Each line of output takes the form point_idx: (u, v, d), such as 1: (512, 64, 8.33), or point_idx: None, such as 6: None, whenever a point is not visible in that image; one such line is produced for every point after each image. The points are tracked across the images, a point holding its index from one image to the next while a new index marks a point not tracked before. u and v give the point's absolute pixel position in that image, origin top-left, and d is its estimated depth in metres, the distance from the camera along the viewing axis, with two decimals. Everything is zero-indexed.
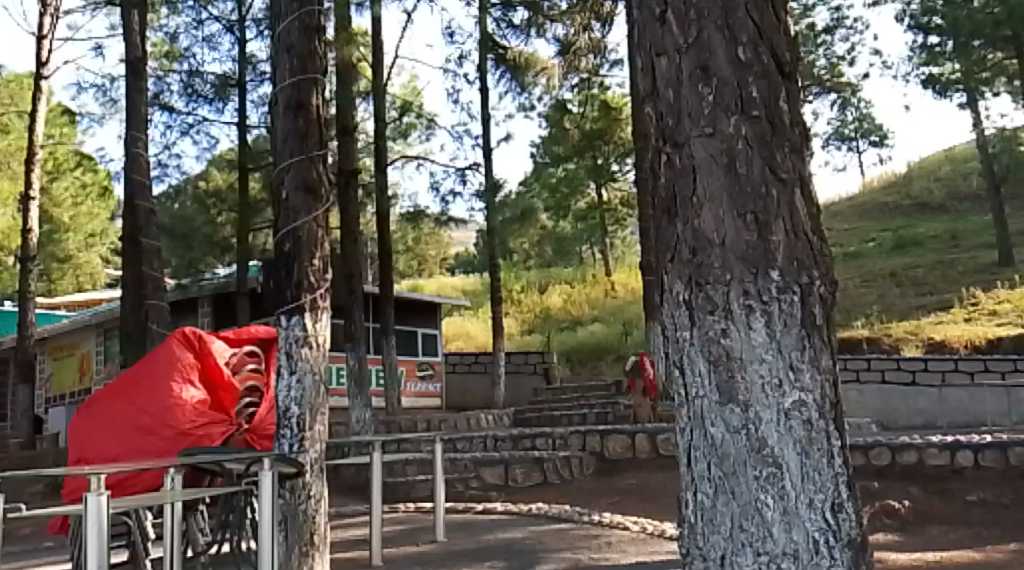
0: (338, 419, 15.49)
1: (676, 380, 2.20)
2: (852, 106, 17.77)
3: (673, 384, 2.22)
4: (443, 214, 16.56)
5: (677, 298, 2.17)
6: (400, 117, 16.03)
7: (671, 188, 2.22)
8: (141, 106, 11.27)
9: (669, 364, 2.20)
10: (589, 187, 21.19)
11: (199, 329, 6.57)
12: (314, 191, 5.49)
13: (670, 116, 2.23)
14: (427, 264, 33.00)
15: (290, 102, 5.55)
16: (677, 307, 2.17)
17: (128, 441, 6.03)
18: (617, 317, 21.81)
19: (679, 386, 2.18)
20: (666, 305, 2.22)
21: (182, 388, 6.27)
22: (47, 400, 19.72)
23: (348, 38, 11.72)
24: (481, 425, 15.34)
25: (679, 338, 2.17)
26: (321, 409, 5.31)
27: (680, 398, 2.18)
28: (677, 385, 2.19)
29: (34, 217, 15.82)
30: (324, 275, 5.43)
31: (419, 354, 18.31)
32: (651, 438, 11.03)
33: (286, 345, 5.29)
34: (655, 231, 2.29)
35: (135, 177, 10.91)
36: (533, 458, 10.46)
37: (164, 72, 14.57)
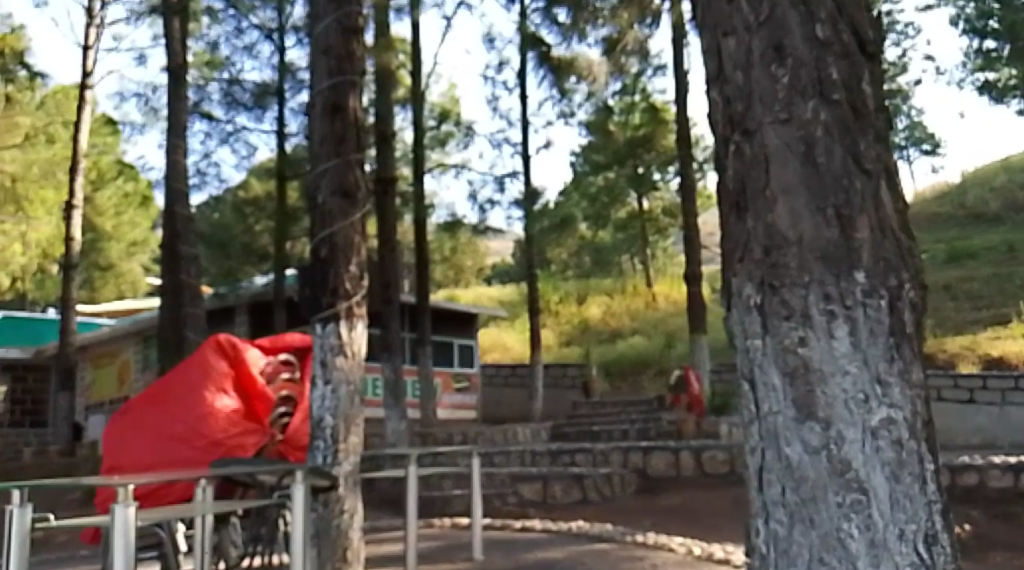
0: (374, 430, 15.37)
1: (744, 392, 1.99)
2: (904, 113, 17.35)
3: (740, 396, 2.02)
4: (481, 223, 16.43)
5: (747, 302, 1.96)
6: (439, 125, 15.97)
7: (740, 180, 2.00)
8: (182, 113, 11.28)
9: (739, 377, 1.99)
10: (630, 196, 21.02)
11: (234, 336, 6.43)
12: (351, 195, 5.35)
13: (738, 101, 2.01)
14: (464, 275, 32.97)
15: (327, 105, 5.43)
16: (747, 312, 1.96)
17: (159, 450, 5.96)
18: (658, 329, 21.56)
19: (749, 401, 1.97)
20: (734, 309, 2.01)
21: (216, 397, 6.16)
22: (86, 407, 19.84)
23: (387, 43, 11.67)
24: (518, 439, 15.16)
25: (749, 347, 1.96)
26: (355, 419, 5.14)
27: (751, 412, 1.96)
28: (747, 398, 1.98)
29: (77, 226, 15.92)
30: (359, 281, 5.28)
31: (455, 365, 18.15)
32: (696, 455, 10.92)
33: (321, 354, 5.16)
34: (720, 229, 2.08)
35: (175, 185, 10.91)
36: (572, 475, 10.29)
37: (205, 81, 14.62)
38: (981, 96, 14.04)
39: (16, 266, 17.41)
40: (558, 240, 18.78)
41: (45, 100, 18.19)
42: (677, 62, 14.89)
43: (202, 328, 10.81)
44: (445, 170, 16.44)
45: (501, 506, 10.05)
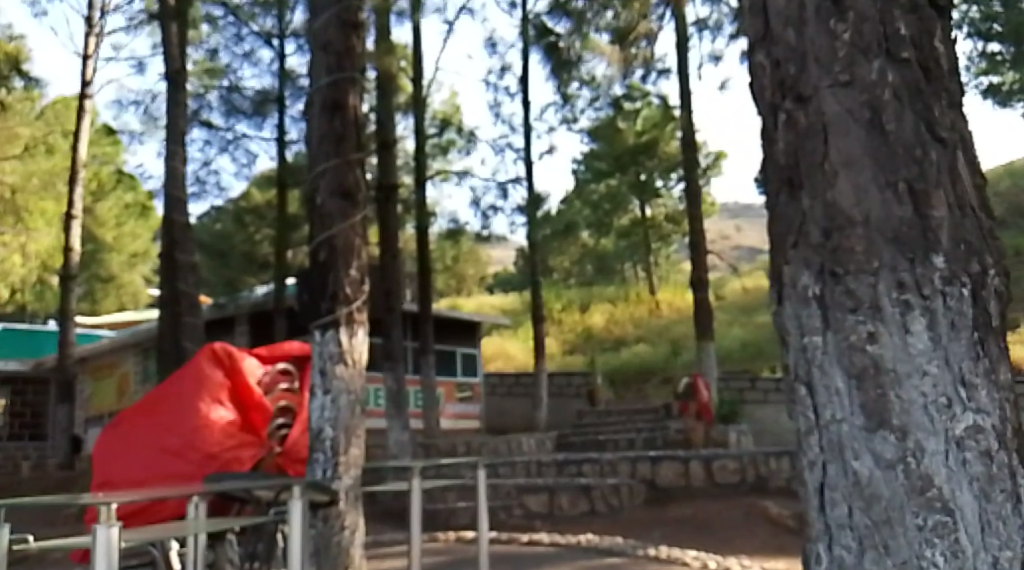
0: (376, 441, 15.10)
1: (797, 399, 1.73)
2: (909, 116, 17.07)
3: (792, 403, 1.76)
4: (484, 231, 16.18)
5: (805, 294, 1.69)
6: (441, 133, 15.73)
7: (794, 153, 1.74)
8: (181, 121, 11.04)
9: (796, 380, 1.72)
10: (633, 204, 20.79)
11: (230, 344, 6.19)
12: (350, 196, 5.14)
13: (790, 66, 1.76)
14: (466, 284, 32.71)
15: (326, 103, 5.24)
16: (805, 304, 1.69)
17: (154, 465, 5.70)
18: (662, 336, 21.32)
19: (807, 407, 1.70)
20: (785, 302, 1.75)
21: (211, 408, 5.90)
22: (85, 420, 19.56)
23: (388, 47, 11.39)
24: (523, 449, 14.90)
25: (808, 345, 1.69)
26: (356, 431, 4.89)
27: (809, 419, 1.69)
28: (804, 403, 1.71)
29: (77, 237, 15.70)
30: (360, 285, 5.06)
31: (458, 375, 17.89)
32: (705, 465, 10.73)
33: (320, 362, 4.94)
34: (766, 211, 1.83)
35: (172, 192, 10.67)
36: (579, 485, 9.99)
37: (205, 89, 14.38)
38: (990, 98, 13.75)
39: (14, 278, 17.16)
40: (560, 248, 18.53)
41: (44, 110, 17.99)
42: (682, 66, 14.64)
43: (200, 338, 10.51)
44: (446, 178, 16.18)
45: (508, 518, 9.82)
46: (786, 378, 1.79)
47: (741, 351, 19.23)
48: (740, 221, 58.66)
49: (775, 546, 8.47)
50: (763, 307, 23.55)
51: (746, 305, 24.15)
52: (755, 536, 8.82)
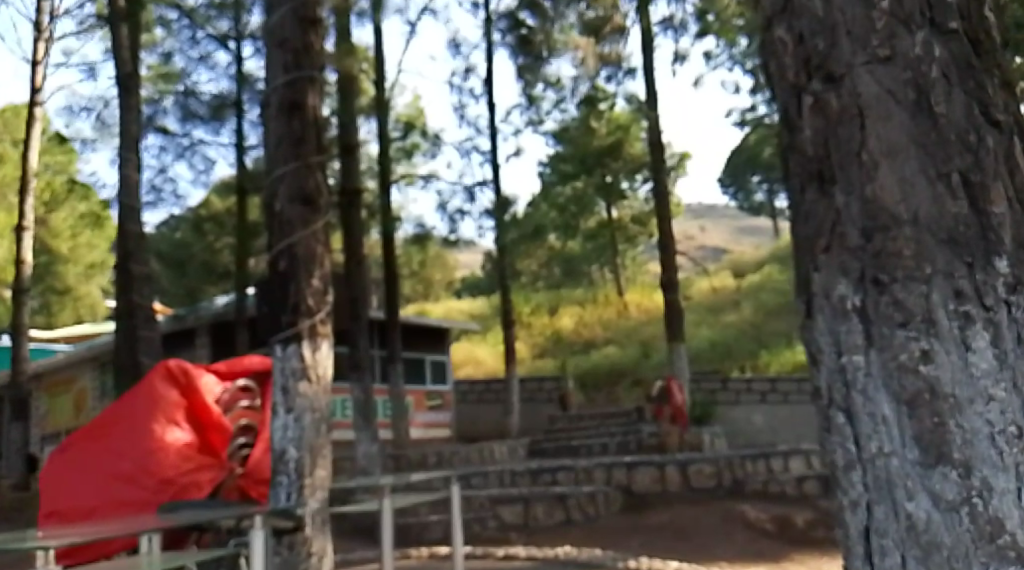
0: (344, 453, 14.77)
1: (828, 419, 1.63)
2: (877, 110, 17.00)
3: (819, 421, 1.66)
4: (451, 235, 15.91)
5: (845, 306, 1.58)
6: (405, 137, 15.44)
7: (821, 139, 1.62)
8: (135, 129, 10.66)
9: (832, 409, 1.60)
10: (600, 206, 20.64)
11: (185, 361, 5.91)
12: (311, 201, 5.17)
13: (817, 49, 1.64)
14: (433, 289, 32.39)
15: (285, 103, 5.23)
16: (844, 317, 1.58)
17: (104, 492, 5.45)
18: (631, 338, 21.19)
19: (846, 437, 1.59)
20: (817, 314, 1.64)
21: (167, 431, 5.64)
22: (43, 438, 18.97)
23: (349, 48, 11.07)
24: (495, 456, 14.65)
25: (849, 365, 1.58)
26: (322, 451, 4.98)
27: (849, 453, 1.57)
28: (843, 433, 1.59)
29: (29, 249, 15.17)
30: (323, 296, 5.13)
31: (427, 383, 17.59)
32: (682, 470, 10.61)
33: (283, 379, 4.99)
34: (788, 207, 1.73)
35: (126, 201, 10.26)
36: (553, 495, 9.73)
37: (160, 95, 13.95)
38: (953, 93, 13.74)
39: None
40: (527, 251, 18.33)
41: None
42: (647, 65, 14.49)
43: (157, 352, 10.09)
44: (411, 182, 15.91)
45: (481, 531, 9.42)
46: (814, 397, 1.68)
47: (711, 351, 19.13)
48: (703, 222, 58.76)
49: (755, 551, 8.29)
50: (731, 306, 23.49)
51: (714, 305, 24.09)
52: (734, 541, 8.63)
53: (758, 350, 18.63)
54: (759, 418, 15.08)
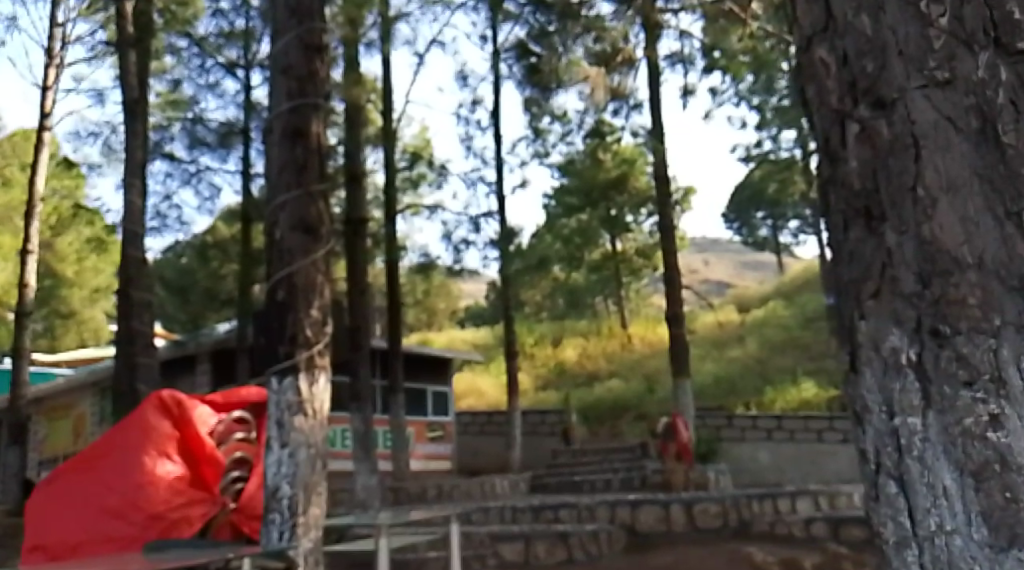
0: (342, 484, 14.52)
1: (877, 467, 1.71)
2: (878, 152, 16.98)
3: (867, 474, 1.74)
4: (455, 265, 15.78)
5: (901, 362, 1.65)
6: (410, 167, 15.36)
7: (869, 171, 1.72)
8: (139, 154, 10.55)
9: (886, 475, 1.68)
10: (605, 239, 20.52)
11: (179, 393, 5.77)
12: (313, 229, 5.04)
13: (865, 79, 1.75)
14: (437, 318, 32.22)
15: (287, 130, 5.11)
16: (897, 372, 1.66)
17: (92, 527, 5.24)
18: (635, 371, 20.97)
19: (897, 503, 1.66)
20: (864, 367, 1.73)
21: (158, 463, 5.46)
22: (40, 463, 18.72)
23: (356, 78, 10.99)
24: (496, 491, 14.43)
25: (907, 426, 1.64)
26: (316, 489, 4.82)
27: (903, 527, 1.64)
28: (894, 504, 1.66)
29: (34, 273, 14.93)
30: (322, 327, 4.97)
31: (429, 414, 17.37)
32: (687, 508, 10.37)
33: (278, 412, 4.81)
34: (833, 238, 1.83)
35: (128, 227, 10.12)
36: (556, 532, 9.43)
37: (169, 121, 13.87)
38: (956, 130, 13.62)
39: None
40: (531, 282, 18.19)
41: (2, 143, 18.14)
42: (655, 98, 14.40)
43: (154, 379, 9.90)
44: (416, 212, 15.83)
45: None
46: (859, 452, 1.76)
47: (715, 386, 18.91)
48: (707, 256, 58.59)
49: None
50: (735, 341, 23.29)
51: (719, 340, 23.87)
52: None
53: (763, 386, 18.41)
54: (765, 456, 14.81)
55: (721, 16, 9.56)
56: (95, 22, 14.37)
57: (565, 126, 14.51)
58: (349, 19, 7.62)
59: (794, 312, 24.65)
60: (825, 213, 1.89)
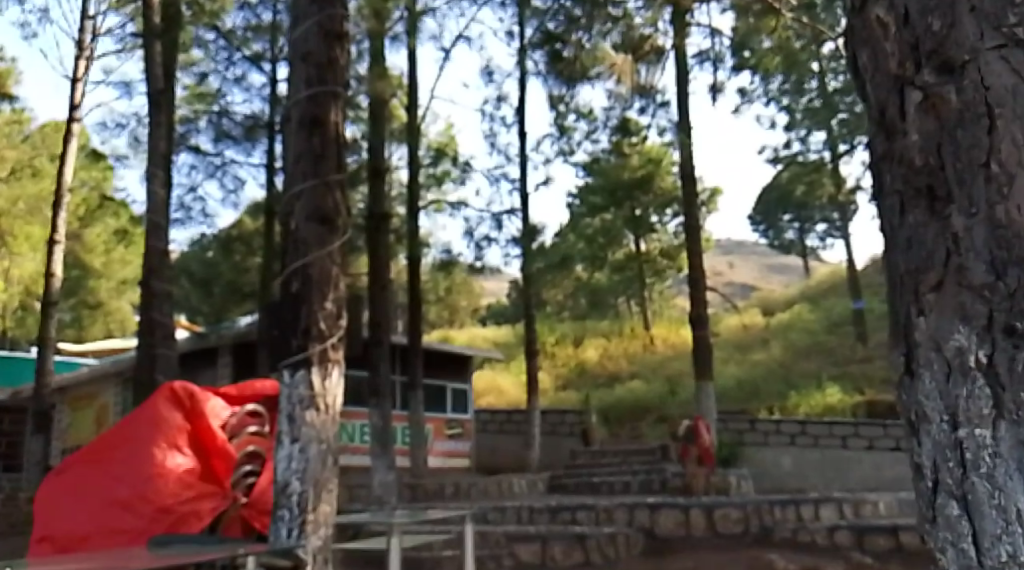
0: (360, 480, 14.44)
1: (935, 487, 1.70)
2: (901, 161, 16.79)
3: (925, 495, 1.73)
4: (477, 262, 15.68)
5: (971, 366, 1.65)
6: (434, 164, 15.27)
7: (933, 143, 1.73)
8: (163, 145, 10.46)
9: (948, 496, 1.66)
10: (629, 239, 20.32)
11: (191, 384, 5.62)
12: (330, 220, 4.90)
13: (931, 39, 1.76)
14: (459, 316, 32.12)
15: (305, 118, 4.97)
16: (965, 377, 1.66)
17: (103, 520, 5.17)
18: (657, 372, 20.75)
19: (957, 521, 1.64)
20: (924, 371, 1.73)
21: (168, 455, 5.34)
22: (62, 452, 18.77)
23: (381, 72, 10.84)
24: (514, 490, 14.31)
25: (975, 438, 1.64)
26: (327, 485, 4.69)
27: (965, 548, 1.62)
28: (958, 524, 1.64)
29: (62, 264, 14.84)
30: (336, 320, 4.84)
31: (448, 411, 17.26)
32: (707, 513, 10.18)
33: (289, 406, 4.70)
34: (887, 219, 1.84)
35: (151, 218, 10.04)
36: (573, 534, 9.26)
37: (195, 114, 13.81)
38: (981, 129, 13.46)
39: None
40: (553, 281, 18.02)
41: (32, 135, 18.32)
42: (682, 97, 14.19)
43: (174, 371, 9.83)
44: (439, 209, 15.74)
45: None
46: (914, 467, 1.76)
47: (738, 390, 18.68)
48: (731, 258, 58.03)
49: None
50: (759, 345, 23.00)
51: (742, 343, 23.61)
52: None
53: (787, 391, 18.15)
54: (788, 461, 14.59)
55: (751, 13, 9.36)
56: (125, 14, 14.34)
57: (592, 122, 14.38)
58: (374, 12, 7.49)
59: (819, 316, 24.33)
60: (874, 187, 1.91)
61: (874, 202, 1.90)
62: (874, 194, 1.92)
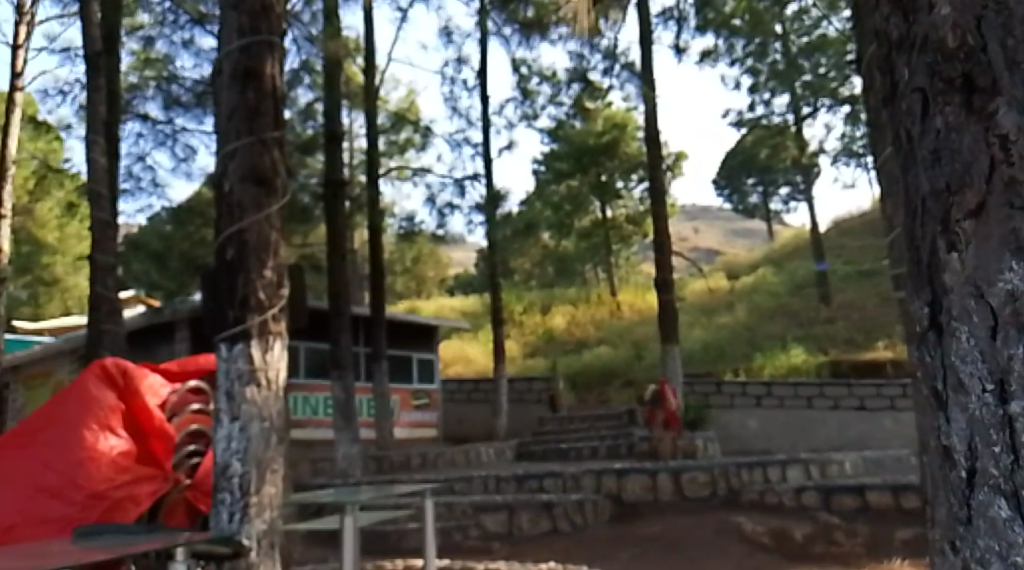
0: (323, 453, 14.14)
1: (970, 484, 1.73)
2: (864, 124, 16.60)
3: (958, 492, 1.76)
4: (439, 230, 15.35)
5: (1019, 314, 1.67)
6: (396, 130, 14.84)
7: (970, 25, 1.74)
8: (102, 110, 9.89)
9: (994, 486, 1.68)
10: (595, 205, 20.01)
11: (124, 361, 5.27)
12: (266, 181, 4.53)
13: None
14: (426, 286, 31.77)
15: (237, 71, 4.57)
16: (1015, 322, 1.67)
17: (26, 505, 4.75)
18: (624, 338, 20.61)
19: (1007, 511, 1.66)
20: (959, 327, 1.76)
21: (101, 438, 5.01)
22: None
23: (332, 32, 10.28)
24: (481, 459, 14.12)
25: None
26: (271, 465, 4.36)
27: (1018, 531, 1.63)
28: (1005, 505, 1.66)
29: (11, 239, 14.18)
30: (277, 290, 4.48)
31: (414, 381, 16.96)
32: (675, 478, 9.94)
33: (227, 382, 4.36)
34: (909, 115, 1.89)
35: (91, 186, 9.50)
36: (541, 503, 9.07)
37: (142, 80, 13.17)
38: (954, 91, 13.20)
39: None
40: (519, 249, 17.69)
41: None
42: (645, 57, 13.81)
43: (120, 347, 9.36)
44: (402, 176, 15.35)
45: (463, 540, 8.82)
46: (947, 451, 1.79)
47: (704, 353, 18.56)
48: (696, 222, 57.96)
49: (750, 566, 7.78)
50: (724, 308, 22.91)
51: (707, 306, 23.53)
52: (730, 556, 8.10)
53: (752, 353, 18.06)
54: (754, 423, 14.43)
55: None
56: None
57: (555, 85, 14.04)
58: None
59: (784, 279, 24.29)
60: (889, 84, 1.98)
61: (891, 100, 1.97)
62: (888, 92, 1.99)
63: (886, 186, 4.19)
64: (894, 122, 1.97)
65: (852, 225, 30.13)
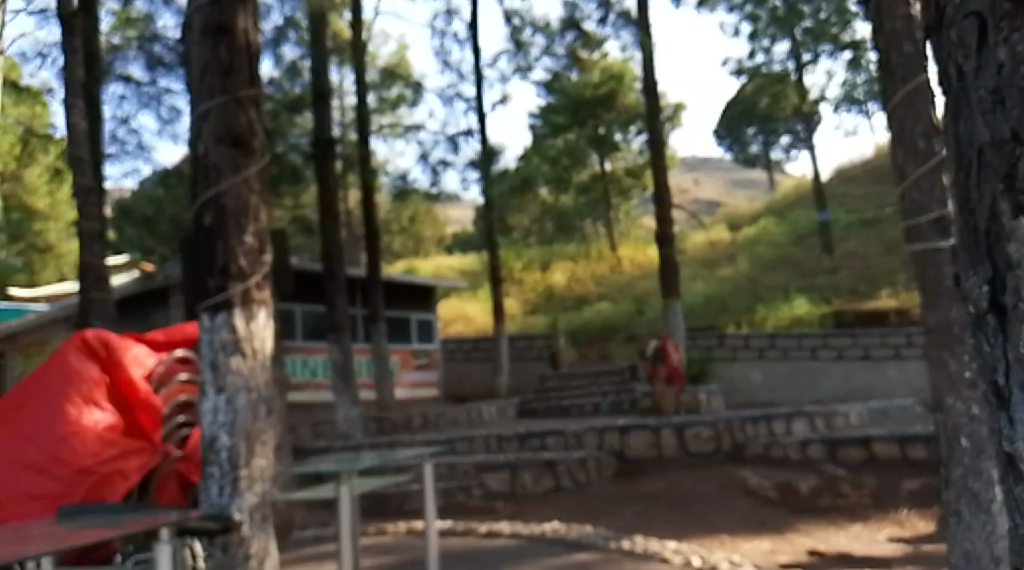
0: (325, 415, 14.05)
1: None
2: (864, 69, 16.29)
3: None
4: (434, 188, 15.12)
5: None
6: (388, 86, 14.53)
7: None
8: (81, 72, 9.61)
9: None
10: (593, 158, 19.71)
11: (106, 332, 5.11)
12: (243, 142, 4.32)
13: None
14: (425, 245, 31.60)
15: (208, 26, 4.33)
16: None
17: (11, 484, 4.62)
18: (625, 292, 20.44)
19: None
20: None
21: (86, 412, 4.86)
22: None
23: None
24: (484, 418, 14.06)
25: None
26: (261, 438, 4.19)
27: None
28: None
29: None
30: (258, 255, 4.30)
31: (414, 342, 16.84)
32: (678, 434, 9.79)
33: (211, 353, 4.19)
34: (962, 47, 1.63)
35: (73, 151, 9.25)
36: (543, 461, 8.97)
37: (125, 40, 12.82)
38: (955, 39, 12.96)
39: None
40: (517, 205, 17.45)
41: None
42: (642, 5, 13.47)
43: (111, 315, 9.18)
44: (396, 133, 15.07)
45: (465, 501, 8.81)
46: None
47: (706, 306, 18.40)
48: (696, 173, 57.50)
49: (756, 522, 7.68)
50: (726, 260, 22.71)
51: (708, 258, 23.34)
52: (735, 511, 7.99)
53: (754, 305, 17.90)
54: (757, 375, 14.33)
55: None
56: None
57: (550, 36, 13.72)
58: None
59: (785, 229, 24.08)
60: (933, 11, 1.74)
61: (936, 31, 1.72)
62: (932, 20, 1.75)
63: (898, 135, 4.07)
64: (940, 58, 1.73)
65: (853, 173, 29.79)
